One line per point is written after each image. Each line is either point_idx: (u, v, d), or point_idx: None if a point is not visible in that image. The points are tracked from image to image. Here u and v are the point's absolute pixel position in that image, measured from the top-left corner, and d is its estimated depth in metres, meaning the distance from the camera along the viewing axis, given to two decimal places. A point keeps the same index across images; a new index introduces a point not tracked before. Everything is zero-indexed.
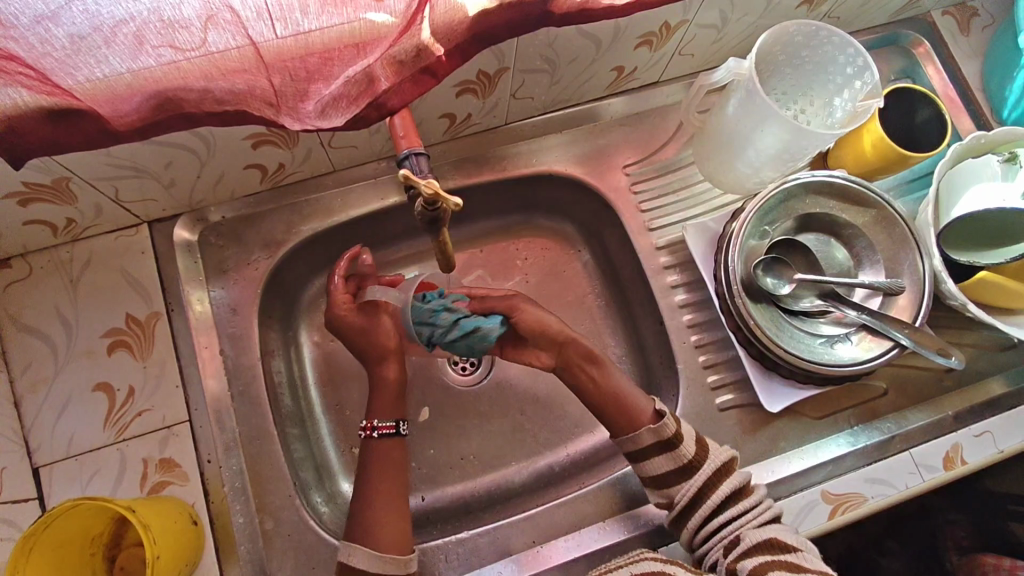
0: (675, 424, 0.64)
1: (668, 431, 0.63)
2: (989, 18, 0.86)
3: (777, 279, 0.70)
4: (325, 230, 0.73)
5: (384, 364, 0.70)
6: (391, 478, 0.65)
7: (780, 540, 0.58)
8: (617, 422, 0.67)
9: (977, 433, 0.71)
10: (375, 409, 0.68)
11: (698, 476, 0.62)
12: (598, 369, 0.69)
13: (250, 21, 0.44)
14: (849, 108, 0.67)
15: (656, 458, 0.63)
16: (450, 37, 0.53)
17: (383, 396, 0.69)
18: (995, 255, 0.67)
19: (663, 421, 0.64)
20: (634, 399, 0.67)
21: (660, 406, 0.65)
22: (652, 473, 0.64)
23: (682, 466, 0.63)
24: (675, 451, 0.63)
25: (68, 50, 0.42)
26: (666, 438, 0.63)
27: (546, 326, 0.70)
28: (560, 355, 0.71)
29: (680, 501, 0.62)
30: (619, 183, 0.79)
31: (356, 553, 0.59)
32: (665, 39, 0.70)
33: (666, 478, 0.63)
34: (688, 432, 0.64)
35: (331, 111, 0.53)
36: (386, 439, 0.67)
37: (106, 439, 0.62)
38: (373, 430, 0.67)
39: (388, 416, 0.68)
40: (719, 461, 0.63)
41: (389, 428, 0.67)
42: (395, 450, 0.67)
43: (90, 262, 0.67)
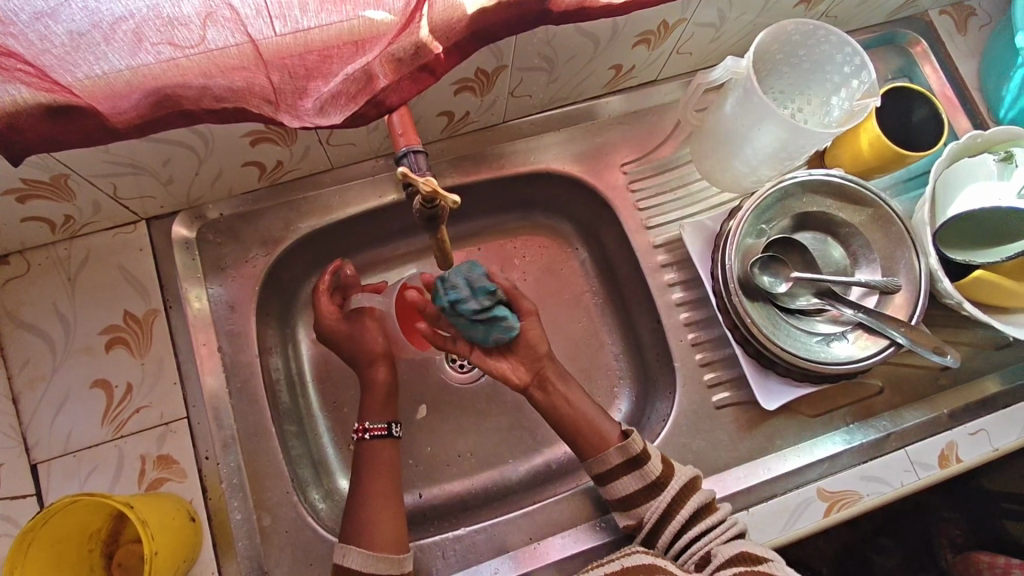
0: (641, 443, 0.65)
1: (635, 448, 0.64)
2: (986, 18, 0.87)
3: (773, 277, 0.70)
4: (323, 227, 0.73)
5: (375, 367, 0.72)
6: (385, 477, 0.66)
7: (750, 553, 0.57)
8: (586, 444, 0.67)
9: (972, 431, 0.71)
10: (368, 410, 0.70)
11: (665, 492, 0.63)
12: (567, 388, 0.70)
13: (250, 19, 0.44)
14: (846, 107, 0.67)
15: (625, 477, 0.64)
16: (449, 35, 0.53)
17: (374, 398, 0.70)
18: (991, 254, 0.67)
19: (629, 439, 0.65)
20: (599, 421, 0.67)
21: (626, 426, 0.67)
22: (620, 493, 0.64)
23: (650, 484, 0.63)
24: (643, 468, 0.64)
25: (67, 47, 0.42)
26: (634, 455, 0.64)
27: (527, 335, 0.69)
28: (534, 372, 0.70)
29: (648, 520, 0.62)
30: (617, 182, 0.79)
31: (350, 554, 0.60)
32: (663, 38, 0.70)
33: (635, 496, 0.63)
34: (654, 450, 0.65)
35: (330, 108, 0.53)
36: (378, 440, 0.68)
37: (104, 436, 0.62)
38: (366, 431, 0.68)
39: (380, 417, 0.69)
40: (685, 478, 0.64)
41: (381, 430, 0.68)
42: (387, 450, 0.68)
43: (88, 259, 0.67)
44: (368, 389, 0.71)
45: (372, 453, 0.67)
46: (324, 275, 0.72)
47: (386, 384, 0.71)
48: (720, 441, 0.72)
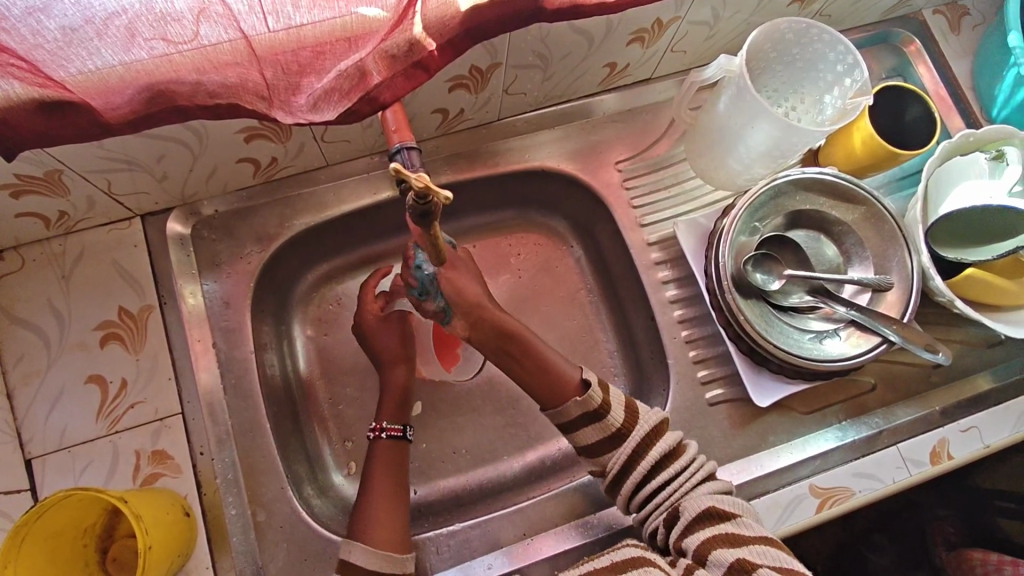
0: (601, 393, 0.63)
1: (594, 402, 0.62)
2: (979, 17, 0.87)
3: (766, 275, 0.70)
4: (318, 224, 0.74)
5: (394, 369, 0.73)
6: (389, 482, 0.65)
7: (717, 509, 0.58)
8: (541, 389, 0.65)
9: (964, 428, 0.72)
10: (385, 411, 0.70)
11: (628, 442, 0.62)
12: (522, 343, 0.66)
13: (243, 15, 0.45)
14: (840, 105, 0.68)
15: (586, 429, 0.63)
16: (443, 32, 0.53)
17: (390, 400, 0.71)
18: (983, 252, 0.67)
19: (589, 391, 0.63)
20: (561, 369, 0.65)
21: (587, 375, 0.64)
22: (583, 442, 0.63)
23: (611, 435, 0.62)
24: (604, 419, 0.62)
25: (60, 42, 0.42)
26: (593, 409, 0.62)
27: (466, 291, 0.65)
28: (479, 326, 0.66)
29: (611, 470, 0.62)
30: (611, 179, 0.79)
31: (356, 550, 0.59)
32: (657, 36, 0.70)
33: (597, 446, 0.63)
34: (616, 400, 0.63)
35: (323, 104, 0.52)
36: (394, 440, 0.68)
37: (98, 431, 0.63)
38: (382, 431, 0.68)
39: (396, 419, 0.70)
40: (648, 426, 0.62)
41: (397, 430, 0.69)
42: (399, 452, 0.68)
43: (82, 255, 0.67)
44: (385, 390, 0.72)
45: (386, 454, 0.67)
46: (374, 276, 0.76)
47: (402, 387, 0.72)
48: (713, 438, 0.72)
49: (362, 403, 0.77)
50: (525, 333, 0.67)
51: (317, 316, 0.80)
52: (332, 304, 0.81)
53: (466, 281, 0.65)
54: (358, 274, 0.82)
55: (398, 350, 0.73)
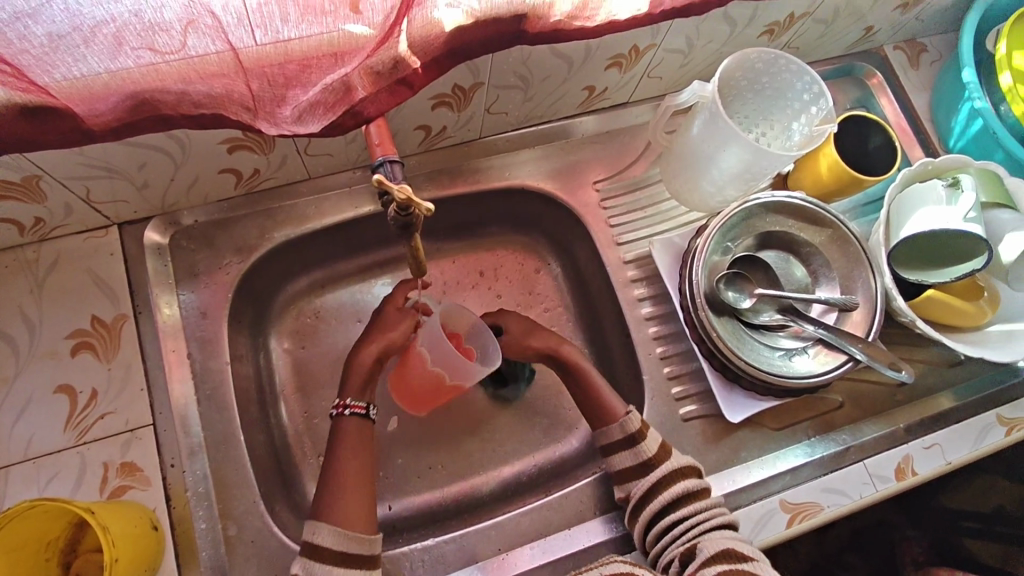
0: (640, 421, 0.67)
1: (632, 426, 0.67)
2: (936, 55, 0.93)
3: (738, 293, 0.73)
4: (298, 236, 0.74)
5: (366, 347, 0.69)
6: (359, 462, 0.63)
7: (737, 550, 0.58)
8: (594, 414, 0.70)
9: (927, 446, 0.74)
10: (349, 387, 0.68)
11: (655, 472, 0.65)
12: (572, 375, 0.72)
13: (231, 27, 0.45)
14: (806, 132, 0.71)
15: (620, 452, 0.67)
16: (427, 50, 0.55)
17: (354, 376, 0.68)
18: (943, 274, 0.70)
19: (630, 416, 0.68)
20: (611, 398, 0.70)
21: (632, 407, 0.69)
22: (616, 466, 0.68)
23: (642, 462, 0.66)
24: (638, 445, 0.67)
25: (46, 48, 0.42)
26: (631, 433, 0.67)
27: (535, 347, 0.74)
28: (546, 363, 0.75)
29: (634, 494, 0.65)
30: (589, 199, 0.81)
31: (322, 531, 0.58)
32: (634, 62, 0.73)
33: (627, 471, 0.67)
34: (655, 435, 0.68)
35: (307, 117, 0.54)
36: (357, 418, 0.66)
37: (66, 442, 0.61)
38: (345, 408, 0.66)
39: (360, 397, 0.67)
40: (676, 464, 0.65)
41: (360, 408, 0.66)
42: (365, 432, 0.66)
43: (57, 263, 0.66)
44: (350, 365, 0.69)
45: (353, 431, 0.65)
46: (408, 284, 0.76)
47: (368, 367, 0.69)
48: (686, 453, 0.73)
49: None
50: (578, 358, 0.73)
51: (294, 328, 0.80)
52: (311, 317, 0.81)
53: (532, 339, 0.74)
54: (337, 288, 0.83)
55: (382, 333, 0.70)
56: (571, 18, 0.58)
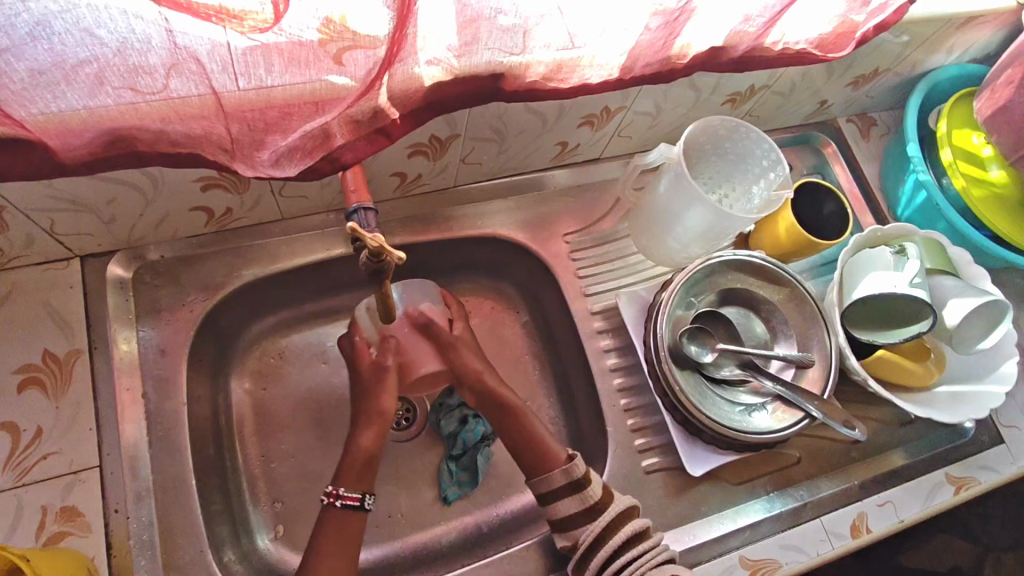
0: (584, 467, 0.66)
1: (577, 472, 0.66)
2: (885, 129, 0.99)
3: (700, 347, 0.75)
4: (267, 276, 0.73)
5: (363, 430, 0.66)
6: (345, 559, 0.61)
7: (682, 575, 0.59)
8: (531, 463, 0.68)
9: (880, 503, 0.76)
10: (343, 474, 0.64)
11: (603, 516, 0.64)
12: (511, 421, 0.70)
13: (215, 73, 0.46)
14: (765, 196, 0.74)
15: (564, 499, 0.65)
16: (406, 103, 0.57)
17: (351, 465, 0.64)
18: (892, 335, 0.74)
19: (574, 462, 0.67)
20: (551, 443, 0.69)
21: (573, 450, 0.68)
22: (559, 514, 0.65)
23: (589, 507, 0.65)
24: (584, 491, 0.65)
25: (26, 83, 0.42)
26: (576, 478, 0.66)
27: (467, 368, 0.70)
28: (486, 405, 0.72)
29: (583, 541, 0.63)
30: (559, 250, 0.83)
31: None
32: (605, 121, 0.77)
33: (573, 519, 0.65)
34: (597, 478, 0.67)
35: (285, 161, 0.56)
36: (349, 511, 0.63)
37: (3, 484, 0.58)
38: (337, 498, 0.62)
39: (356, 486, 0.64)
40: (621, 505, 0.65)
41: (354, 500, 0.63)
42: (351, 525, 0.62)
43: (11, 294, 0.64)
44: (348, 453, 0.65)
45: (340, 524, 0.62)
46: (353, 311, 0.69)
47: (370, 453, 0.65)
48: (648, 506, 0.73)
49: (297, 460, 0.76)
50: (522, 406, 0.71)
51: (256, 369, 0.79)
52: (274, 357, 0.80)
53: (468, 358, 0.70)
54: (303, 329, 0.82)
55: (374, 407, 0.66)
56: (546, 80, 0.61)
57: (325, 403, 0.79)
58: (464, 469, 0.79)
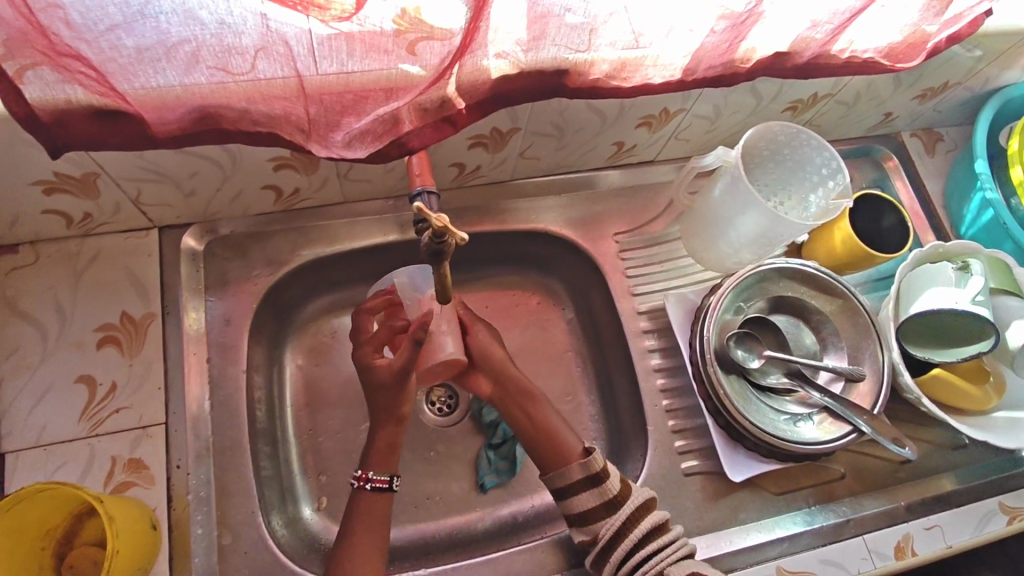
0: (602, 461, 0.66)
1: (595, 466, 0.66)
2: (951, 144, 0.97)
3: (747, 352, 0.75)
4: (326, 256, 0.77)
5: (381, 423, 0.66)
6: (372, 542, 0.62)
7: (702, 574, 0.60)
8: (549, 457, 0.70)
9: (928, 526, 0.74)
10: (371, 460, 0.65)
11: (622, 511, 0.64)
12: (529, 404, 0.73)
13: (300, 57, 0.49)
14: (822, 205, 0.73)
15: (583, 493, 0.65)
16: (473, 94, 0.59)
17: (376, 452, 0.65)
18: (951, 354, 0.72)
19: (591, 457, 0.67)
20: (565, 436, 0.70)
21: (588, 443, 0.69)
22: (578, 508, 0.65)
23: (608, 501, 0.65)
24: (603, 485, 0.65)
25: (132, 59, 0.46)
26: (594, 473, 0.66)
27: (490, 353, 0.75)
28: (502, 394, 0.75)
29: (603, 535, 0.63)
30: (609, 249, 0.84)
31: None
32: (663, 123, 0.77)
33: (591, 512, 0.65)
34: (615, 471, 0.67)
35: (356, 143, 0.58)
36: (378, 493, 0.64)
37: (79, 432, 0.62)
38: (367, 481, 0.64)
39: (384, 468, 0.65)
40: (641, 498, 0.65)
41: (383, 483, 0.64)
42: (382, 505, 0.64)
43: (96, 258, 0.69)
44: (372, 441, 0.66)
45: (371, 505, 0.63)
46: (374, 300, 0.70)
47: (393, 442, 0.66)
48: (685, 509, 0.73)
49: (343, 436, 0.78)
50: (531, 388, 0.74)
51: (310, 346, 0.82)
52: (327, 336, 0.83)
53: (489, 343, 0.75)
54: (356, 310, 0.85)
55: (394, 409, 0.65)
56: (609, 78, 0.62)
57: None
58: (503, 458, 0.80)
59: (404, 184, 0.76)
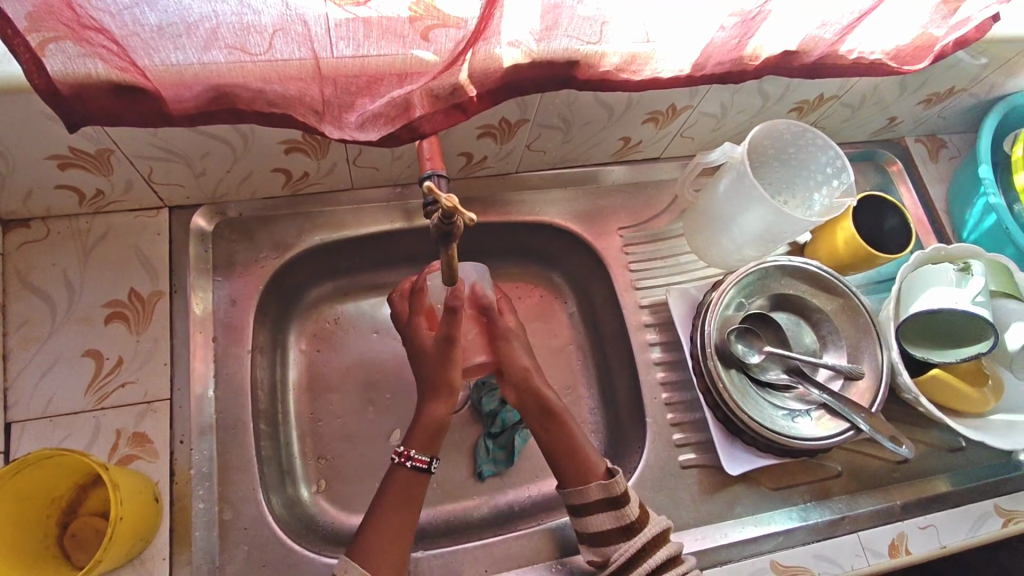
0: (624, 485, 0.65)
1: (616, 489, 0.64)
2: (954, 152, 0.98)
3: (748, 347, 0.75)
4: (332, 241, 0.78)
5: (436, 400, 0.65)
6: (400, 516, 0.61)
7: None
8: (568, 471, 0.67)
9: (922, 526, 0.74)
10: (415, 437, 0.64)
11: (638, 537, 0.63)
12: (551, 423, 0.69)
13: (317, 38, 0.50)
14: (825, 204, 0.75)
15: (599, 514, 0.64)
16: (484, 82, 0.59)
17: (422, 428, 0.64)
18: (949, 355, 0.72)
19: (614, 479, 0.65)
20: (591, 455, 0.67)
21: (613, 465, 0.67)
22: (591, 528, 0.64)
23: (624, 526, 0.63)
24: (621, 508, 0.64)
25: (153, 33, 0.47)
26: (614, 495, 0.64)
27: (515, 363, 0.69)
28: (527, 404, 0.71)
29: (614, 561, 0.62)
30: (613, 243, 0.85)
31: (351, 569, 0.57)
32: (670, 119, 0.78)
33: (606, 535, 0.64)
34: (635, 496, 0.65)
35: (369, 125, 0.59)
36: (417, 473, 0.63)
37: (84, 405, 0.63)
38: (407, 459, 0.63)
39: (425, 450, 0.64)
40: (658, 527, 0.63)
41: (422, 463, 0.63)
42: (418, 487, 0.63)
43: (106, 235, 0.70)
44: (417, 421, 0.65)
45: (406, 485, 0.63)
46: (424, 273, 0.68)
47: (441, 421, 0.65)
48: (681, 501, 0.74)
49: (344, 421, 0.79)
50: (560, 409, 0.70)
51: (313, 331, 0.83)
52: (330, 322, 0.84)
53: (517, 353, 0.69)
54: (360, 298, 0.85)
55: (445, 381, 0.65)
56: (619, 71, 0.63)
57: (375, 369, 0.82)
58: (501, 448, 0.81)
59: (412, 172, 0.77)
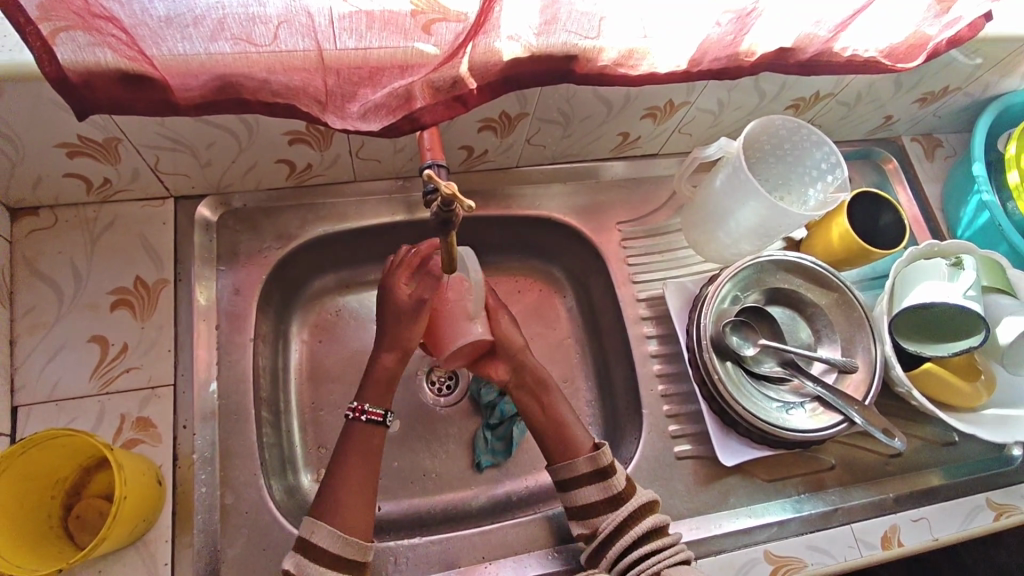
0: (611, 457, 0.67)
1: (603, 460, 0.66)
2: (950, 151, 0.99)
3: (742, 340, 0.77)
4: (334, 233, 0.79)
5: (387, 352, 0.69)
6: (363, 470, 0.63)
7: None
8: (555, 447, 0.70)
9: (915, 518, 0.75)
10: (368, 393, 0.68)
11: (624, 507, 0.64)
12: (544, 395, 0.74)
13: (320, 29, 0.51)
14: (820, 199, 0.76)
15: (587, 486, 0.66)
16: (484, 75, 0.60)
17: (373, 382, 0.68)
18: (942, 348, 0.73)
19: (600, 450, 0.67)
20: (577, 431, 0.70)
21: (599, 440, 0.69)
22: (581, 500, 0.66)
23: (611, 496, 0.65)
24: (608, 480, 0.65)
25: (161, 23, 0.48)
26: (601, 467, 0.66)
27: (509, 340, 0.74)
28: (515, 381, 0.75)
29: (602, 529, 0.63)
30: (611, 238, 0.86)
31: (319, 530, 0.58)
32: (667, 115, 0.79)
33: (592, 507, 0.65)
34: (623, 470, 0.67)
35: (371, 115, 0.61)
36: (372, 425, 0.66)
37: (90, 389, 0.64)
38: (362, 413, 0.66)
39: (379, 404, 0.68)
40: (644, 498, 0.64)
41: (377, 415, 0.66)
42: (375, 439, 0.66)
43: (113, 224, 0.71)
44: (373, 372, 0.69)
45: (365, 436, 0.65)
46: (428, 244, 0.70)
47: (390, 372, 0.69)
48: (676, 491, 0.75)
49: (344, 410, 0.80)
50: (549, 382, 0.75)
51: (315, 322, 0.84)
52: (331, 314, 0.85)
53: (509, 331, 0.75)
54: (361, 290, 0.86)
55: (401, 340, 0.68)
56: (616, 66, 0.65)
57: None
58: (499, 439, 0.81)
59: (414, 165, 0.78)
